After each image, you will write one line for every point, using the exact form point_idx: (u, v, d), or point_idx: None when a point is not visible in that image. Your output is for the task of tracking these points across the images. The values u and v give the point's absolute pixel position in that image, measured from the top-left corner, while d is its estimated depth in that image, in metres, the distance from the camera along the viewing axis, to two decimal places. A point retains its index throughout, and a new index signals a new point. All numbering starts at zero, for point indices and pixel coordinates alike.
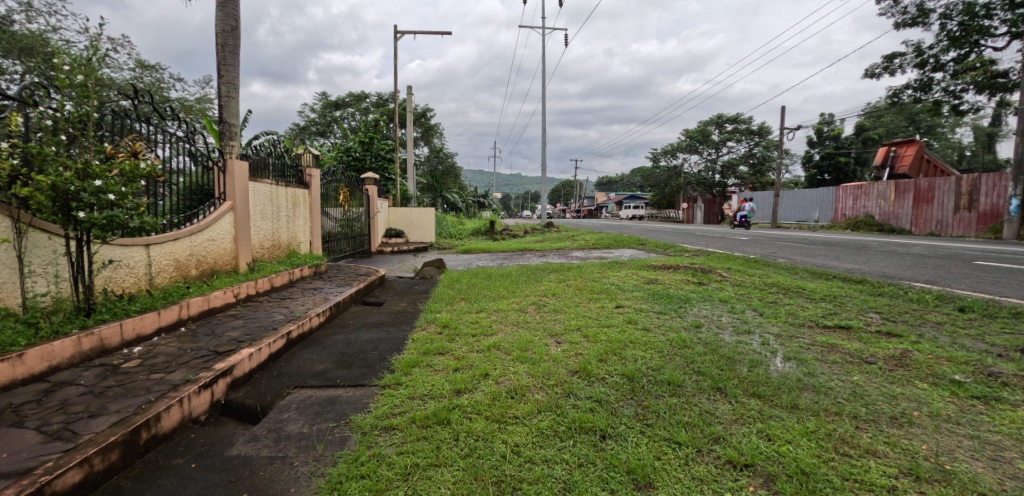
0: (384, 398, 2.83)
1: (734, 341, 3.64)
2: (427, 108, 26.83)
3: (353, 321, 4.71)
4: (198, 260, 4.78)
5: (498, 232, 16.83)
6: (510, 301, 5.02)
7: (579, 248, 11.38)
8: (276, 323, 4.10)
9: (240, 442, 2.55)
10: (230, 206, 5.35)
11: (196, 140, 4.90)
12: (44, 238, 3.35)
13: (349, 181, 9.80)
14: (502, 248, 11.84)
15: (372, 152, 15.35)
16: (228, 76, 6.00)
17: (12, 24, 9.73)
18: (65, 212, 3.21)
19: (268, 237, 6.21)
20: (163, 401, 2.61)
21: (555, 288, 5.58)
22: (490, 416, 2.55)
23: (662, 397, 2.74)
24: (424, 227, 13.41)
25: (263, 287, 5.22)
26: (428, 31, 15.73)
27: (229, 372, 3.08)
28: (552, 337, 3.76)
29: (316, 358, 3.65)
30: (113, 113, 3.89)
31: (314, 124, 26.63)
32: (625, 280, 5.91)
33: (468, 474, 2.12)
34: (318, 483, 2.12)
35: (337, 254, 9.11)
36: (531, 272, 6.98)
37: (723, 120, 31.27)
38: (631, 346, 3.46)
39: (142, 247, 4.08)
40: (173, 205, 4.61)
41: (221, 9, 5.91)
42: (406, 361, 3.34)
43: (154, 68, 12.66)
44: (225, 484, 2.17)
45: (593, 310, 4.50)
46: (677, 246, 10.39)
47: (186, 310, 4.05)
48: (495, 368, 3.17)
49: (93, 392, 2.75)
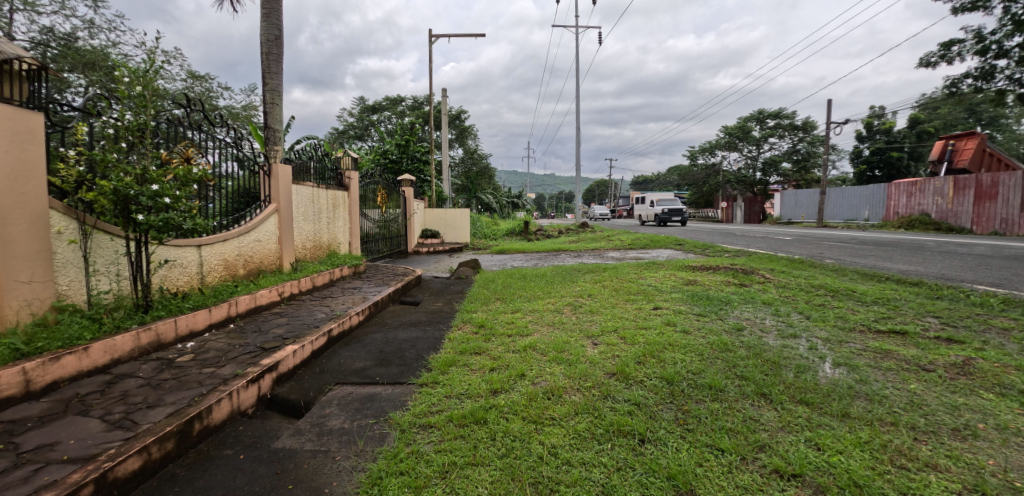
0: (422, 396, 2.87)
1: (779, 345, 3.49)
2: (460, 111, 26.95)
3: (390, 320, 4.79)
4: (245, 259, 4.98)
5: (532, 233, 16.83)
6: (545, 301, 5.00)
7: (614, 248, 11.23)
8: (318, 321, 4.23)
9: (285, 435, 2.64)
10: (276, 209, 5.57)
11: (243, 145, 5.11)
12: (107, 239, 3.59)
13: (386, 183, 10.01)
14: (537, 248, 11.82)
15: (408, 154, 15.62)
16: (272, 84, 6.23)
17: (78, 41, 10.43)
18: (126, 215, 3.42)
19: (310, 237, 6.42)
20: (214, 394, 2.74)
21: (591, 288, 5.52)
22: (526, 417, 2.54)
23: (703, 402, 2.66)
24: (459, 227, 13.58)
25: (306, 286, 5.40)
26: (461, 35, 15.86)
27: (275, 367, 3.19)
28: (588, 338, 3.71)
29: (355, 356, 3.74)
30: (167, 121, 4.09)
31: (351, 128, 27.37)
32: (662, 281, 5.79)
33: (505, 474, 2.12)
34: (359, 478, 2.17)
35: (375, 254, 9.33)
36: (566, 272, 6.93)
37: (765, 115, 30.12)
38: (670, 349, 3.37)
39: (193, 248, 4.29)
40: (222, 208, 4.84)
41: (265, 20, 6.15)
42: (443, 360, 3.38)
43: (203, 79, 13.31)
44: (271, 476, 2.26)
45: (630, 312, 4.41)
46: (717, 246, 10.13)
47: (236, 307, 4.25)
48: (531, 368, 3.15)
49: (150, 385, 2.91)
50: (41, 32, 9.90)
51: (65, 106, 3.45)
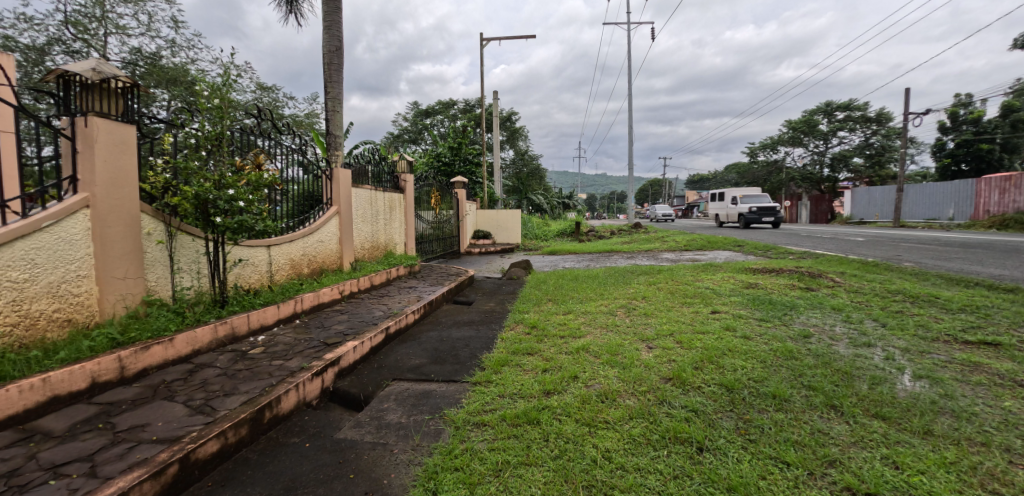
0: (475, 394, 2.91)
1: (851, 354, 3.26)
2: (511, 112, 27.11)
3: (444, 319, 4.91)
4: (309, 259, 5.27)
5: (583, 233, 16.66)
6: (598, 303, 4.93)
7: (669, 249, 10.90)
8: (376, 319, 4.41)
9: (346, 427, 2.77)
10: (338, 212, 5.86)
11: (307, 151, 5.40)
12: (189, 240, 3.92)
13: (440, 185, 10.25)
14: (588, 250, 11.68)
15: (461, 156, 15.92)
16: (333, 92, 6.55)
17: (162, 59, 11.43)
18: (206, 218, 3.71)
19: (368, 238, 6.70)
20: (283, 385, 2.92)
21: (645, 291, 5.39)
22: (580, 419, 2.52)
23: (766, 412, 2.53)
24: (510, 228, 13.69)
25: (364, 285, 5.64)
26: (512, 37, 15.97)
27: (337, 362, 3.35)
28: (643, 342, 3.62)
29: (411, 353, 3.86)
30: (241, 130, 4.40)
31: (406, 132, 28.26)
32: (721, 284, 5.56)
33: (559, 476, 2.11)
34: (416, 472, 2.24)
35: (430, 254, 9.59)
36: (619, 273, 6.80)
37: (833, 107, 28.17)
38: (730, 355, 3.23)
39: (264, 248, 4.60)
40: (288, 210, 5.14)
41: (327, 32, 6.47)
42: (496, 359, 3.41)
43: (270, 90, 14.20)
44: (334, 464, 2.37)
45: (686, 315, 4.27)
46: (780, 247, 9.58)
47: (301, 304, 4.51)
48: (585, 371, 3.12)
49: (227, 374, 3.15)
50: (131, 53, 10.93)
51: (151, 118, 3.79)
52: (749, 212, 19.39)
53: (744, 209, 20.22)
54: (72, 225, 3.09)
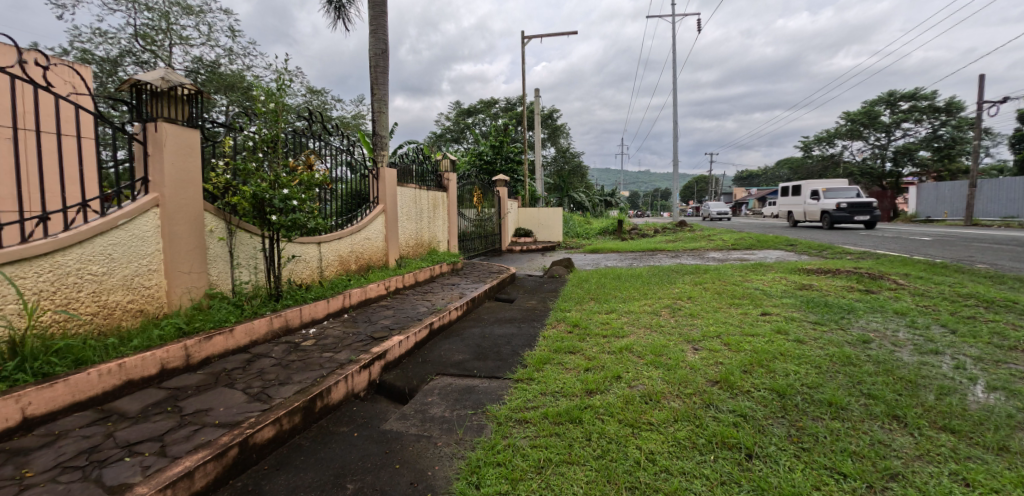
0: (517, 391, 2.94)
1: (916, 361, 3.05)
2: (551, 109, 26.98)
3: (486, 316, 4.97)
4: (357, 256, 5.47)
5: (625, 232, 16.39)
6: (641, 303, 4.84)
7: (716, 249, 10.54)
8: (420, 314, 4.52)
9: (392, 418, 2.87)
10: (383, 210, 6.04)
11: (354, 151, 5.59)
12: (247, 237, 4.15)
13: (482, 184, 10.36)
14: (631, 248, 11.48)
15: (502, 155, 16.01)
16: (379, 94, 6.74)
17: (221, 67, 12.12)
18: (263, 216, 3.92)
19: (412, 236, 6.86)
20: (333, 376, 3.05)
21: (690, 291, 5.24)
22: (623, 420, 2.49)
23: (820, 420, 2.42)
24: (552, 226, 13.65)
25: (409, 281, 5.78)
26: (553, 34, 15.87)
27: (383, 355, 3.47)
28: (688, 343, 3.53)
29: (454, 349, 3.93)
30: (293, 132, 4.60)
31: (448, 131, 28.69)
32: (771, 285, 5.33)
33: (601, 475, 2.10)
34: (459, 465, 2.28)
35: (472, 251, 9.72)
36: (663, 273, 6.65)
37: (898, 97, 26.31)
38: (782, 359, 3.10)
39: (315, 244, 4.81)
40: (337, 209, 5.34)
41: (373, 36, 6.67)
42: (537, 357, 3.43)
43: (320, 93, 14.77)
44: (381, 454, 2.46)
45: (734, 317, 4.12)
46: (837, 247, 9.07)
47: (349, 299, 4.68)
48: (628, 371, 3.08)
49: (281, 364, 3.32)
50: (193, 62, 11.64)
51: (212, 122, 4.03)
52: (835, 208, 16.49)
53: (828, 203, 17.28)
54: (143, 223, 3.34)
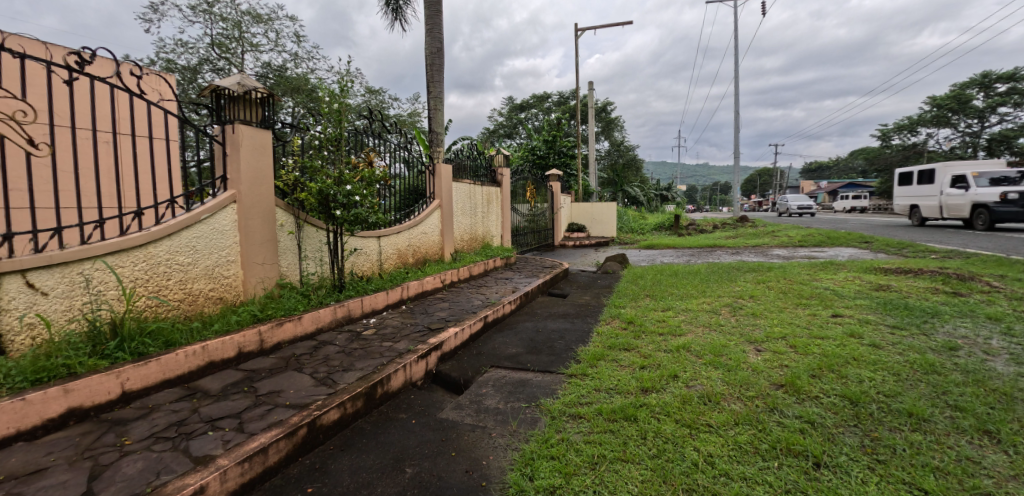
0: (571, 386, 2.94)
1: (1012, 372, 2.76)
2: (605, 102, 26.47)
3: (540, 311, 4.99)
4: (414, 249, 5.66)
5: (682, 227, 15.87)
6: (700, 301, 4.69)
7: (780, 245, 9.99)
8: (474, 307, 4.62)
9: (448, 408, 2.96)
10: (439, 205, 6.20)
11: (411, 148, 5.76)
12: (313, 231, 4.41)
13: (535, 179, 10.38)
14: (688, 244, 11.11)
15: (555, 149, 15.91)
16: (435, 92, 6.90)
17: (288, 71, 12.82)
18: (328, 211, 4.14)
19: (467, 230, 7.00)
20: (393, 364, 3.19)
21: (752, 289, 5.01)
22: (680, 420, 2.44)
23: (898, 431, 2.25)
24: (605, 221, 13.46)
25: (463, 275, 5.91)
26: (608, 24, 15.52)
27: (439, 346, 3.58)
28: (750, 344, 3.39)
29: (508, 342, 3.99)
30: (355, 131, 4.81)
31: (500, 127, 28.89)
32: (844, 285, 4.99)
33: (656, 476, 2.07)
34: (513, 456, 2.33)
35: (524, 246, 9.78)
36: (722, 270, 6.40)
37: (995, 78, 23.63)
38: (855, 364, 2.91)
39: (375, 238, 5.02)
40: (395, 204, 5.54)
41: (429, 35, 6.83)
42: (591, 353, 3.41)
43: (378, 93, 15.29)
44: (438, 441, 2.55)
45: (802, 318, 3.91)
46: (919, 245, 8.33)
47: (407, 291, 4.86)
48: (685, 370, 3.00)
49: (345, 351, 3.51)
50: (263, 67, 12.40)
51: (281, 123, 4.31)
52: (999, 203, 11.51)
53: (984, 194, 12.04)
54: (223, 217, 3.63)
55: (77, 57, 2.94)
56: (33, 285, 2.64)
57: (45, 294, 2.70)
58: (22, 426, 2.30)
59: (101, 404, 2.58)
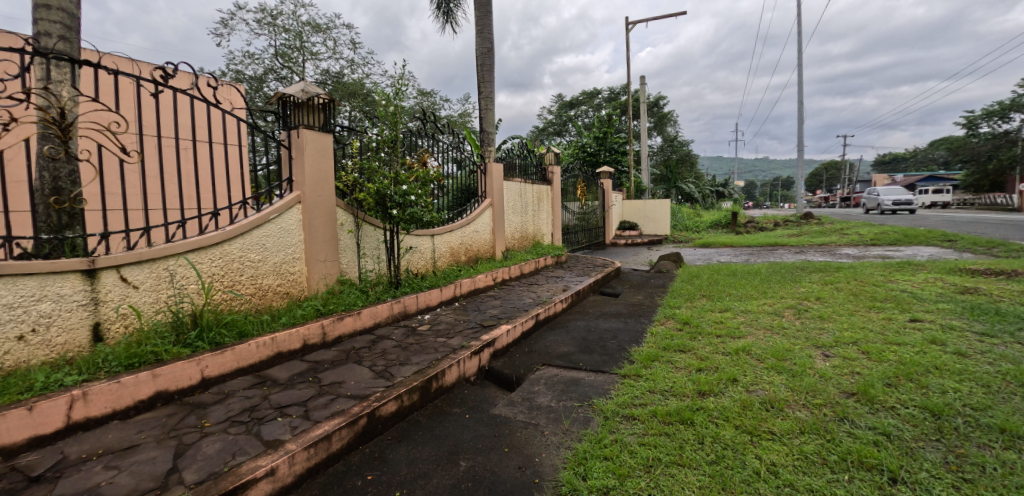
0: (624, 387, 2.91)
1: None
2: (657, 96, 25.72)
3: (591, 310, 4.96)
4: (466, 248, 5.77)
5: (740, 224, 15.20)
6: (761, 302, 4.49)
7: (850, 244, 9.35)
8: (526, 306, 4.65)
9: (501, 404, 3.01)
10: (490, 204, 6.28)
11: (463, 148, 5.87)
12: (371, 230, 4.60)
13: (586, 176, 10.28)
14: (747, 242, 10.63)
15: (606, 146, 15.65)
16: (486, 92, 6.97)
17: (345, 77, 13.35)
18: (386, 211, 4.30)
19: (518, 229, 7.05)
20: (447, 359, 3.28)
21: (819, 291, 4.73)
22: (740, 426, 2.35)
23: (989, 449, 2.07)
24: (658, 219, 13.13)
25: (514, 273, 5.97)
26: (661, 15, 15.03)
27: (492, 343, 3.64)
28: (817, 349, 3.21)
29: (560, 341, 4.00)
30: (410, 133, 4.96)
31: (549, 125, 28.75)
32: (925, 287, 4.60)
33: (715, 482, 2.01)
34: (566, 455, 2.34)
35: (575, 245, 9.72)
36: (785, 270, 6.08)
37: None
38: (937, 374, 2.69)
39: (429, 237, 5.17)
40: (448, 203, 5.66)
41: (479, 36, 6.91)
42: (645, 354, 3.35)
43: (429, 94, 15.62)
44: (491, 437, 2.60)
45: (875, 322, 3.65)
46: (1014, 244, 7.54)
47: (460, 288, 4.97)
48: (746, 374, 2.89)
49: (402, 346, 3.64)
50: (322, 74, 12.99)
51: (341, 127, 4.51)
52: None
53: None
54: (289, 217, 3.85)
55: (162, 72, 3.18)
56: (126, 280, 2.92)
57: (136, 288, 2.97)
58: (118, 405, 2.56)
59: (184, 388, 2.83)
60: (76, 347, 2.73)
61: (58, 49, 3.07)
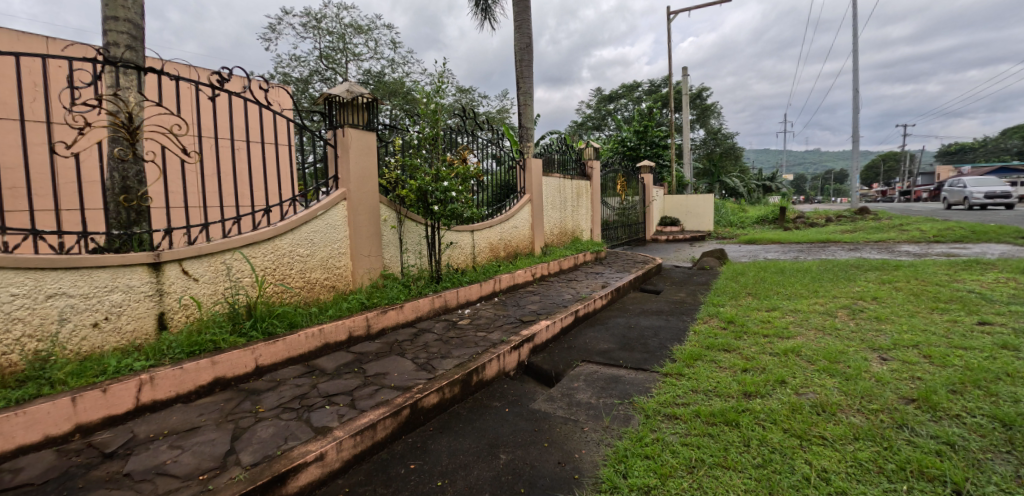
0: (666, 386, 2.87)
1: None
2: (700, 87, 24.93)
3: (632, 307, 4.90)
4: (505, 243, 5.81)
5: (789, 220, 14.57)
6: (811, 301, 4.31)
7: (910, 241, 8.80)
8: (565, 302, 4.65)
9: (540, 399, 3.03)
10: (529, 200, 6.30)
11: (501, 144, 5.90)
12: (413, 226, 4.71)
13: (626, 171, 10.12)
14: (796, 239, 10.19)
15: (647, 140, 15.31)
16: (525, 87, 6.96)
17: (385, 77, 13.65)
18: (427, 207, 4.40)
19: (556, 224, 7.04)
20: (487, 353, 3.33)
21: (876, 291, 4.49)
22: (789, 429, 2.28)
23: None
24: (701, 215, 12.78)
25: (553, 269, 5.97)
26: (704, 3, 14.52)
27: (531, 338, 3.67)
28: (873, 351, 3.06)
29: (599, 337, 3.98)
30: (450, 130, 5.03)
31: (587, 119, 28.41)
32: (996, 288, 4.29)
33: (762, 486, 1.96)
34: (606, 452, 2.33)
35: (614, 241, 9.60)
36: (838, 268, 5.80)
37: None
38: (1010, 381, 2.51)
39: (469, 232, 5.24)
40: (487, 199, 5.72)
41: (518, 31, 6.91)
42: (688, 352, 3.29)
43: (467, 91, 15.73)
44: (531, 431, 2.63)
45: (939, 324, 3.44)
46: None
47: (499, 284, 5.02)
48: (795, 376, 2.79)
49: (443, 339, 3.73)
50: (364, 75, 13.33)
51: (384, 125, 4.62)
52: None
53: None
54: (335, 214, 4.00)
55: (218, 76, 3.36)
56: (187, 273, 3.11)
57: (196, 280, 3.16)
58: (181, 390, 2.75)
59: (239, 375, 3.00)
60: (143, 334, 2.94)
61: (125, 58, 3.30)
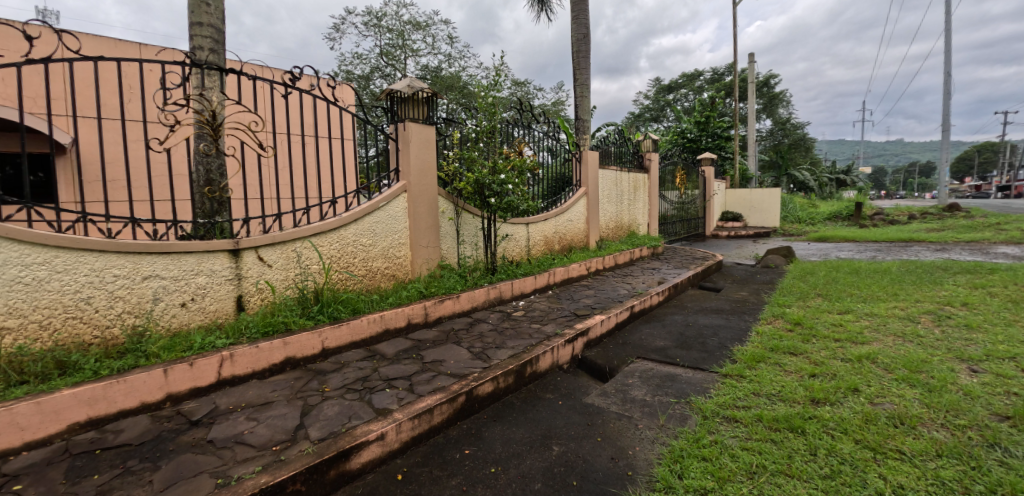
0: (726, 387, 2.79)
1: None
2: (767, 74, 23.51)
3: (690, 304, 4.77)
4: (560, 236, 5.82)
5: (866, 217, 13.53)
6: (890, 305, 4.02)
7: (1011, 242, 7.93)
8: (620, 297, 4.60)
9: (594, 393, 3.04)
10: (585, 193, 6.25)
11: (557, 137, 5.88)
12: (470, 218, 4.81)
13: (686, 164, 9.78)
14: (875, 237, 9.46)
15: (708, 131, 14.65)
16: (582, 79, 6.87)
17: (443, 72, 13.90)
18: (483, 199, 4.47)
19: (612, 218, 6.94)
20: (541, 345, 3.38)
21: (967, 296, 4.11)
22: (861, 441, 2.16)
23: None
24: (766, 210, 12.13)
25: (608, 263, 5.90)
26: None
27: (585, 333, 3.67)
28: (962, 362, 2.82)
29: (655, 334, 3.92)
30: (506, 123, 5.07)
31: (644, 110, 27.60)
32: None
33: None
34: (661, 451, 2.32)
35: (672, 235, 9.33)
36: (923, 270, 5.35)
37: None
38: None
39: (523, 225, 5.29)
40: (542, 192, 5.73)
41: (575, 22, 6.81)
42: (750, 354, 3.18)
43: (522, 84, 15.71)
44: (584, 425, 2.65)
45: None
46: None
47: (553, 277, 5.04)
48: (870, 384, 2.63)
49: (497, 330, 3.81)
50: (422, 70, 13.65)
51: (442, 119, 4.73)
52: None
53: None
54: (396, 205, 4.16)
55: (290, 75, 3.57)
56: (263, 260, 3.36)
57: (270, 267, 3.41)
58: (257, 367, 2.99)
59: (308, 356, 3.22)
60: (224, 314, 3.21)
61: (210, 60, 3.59)
